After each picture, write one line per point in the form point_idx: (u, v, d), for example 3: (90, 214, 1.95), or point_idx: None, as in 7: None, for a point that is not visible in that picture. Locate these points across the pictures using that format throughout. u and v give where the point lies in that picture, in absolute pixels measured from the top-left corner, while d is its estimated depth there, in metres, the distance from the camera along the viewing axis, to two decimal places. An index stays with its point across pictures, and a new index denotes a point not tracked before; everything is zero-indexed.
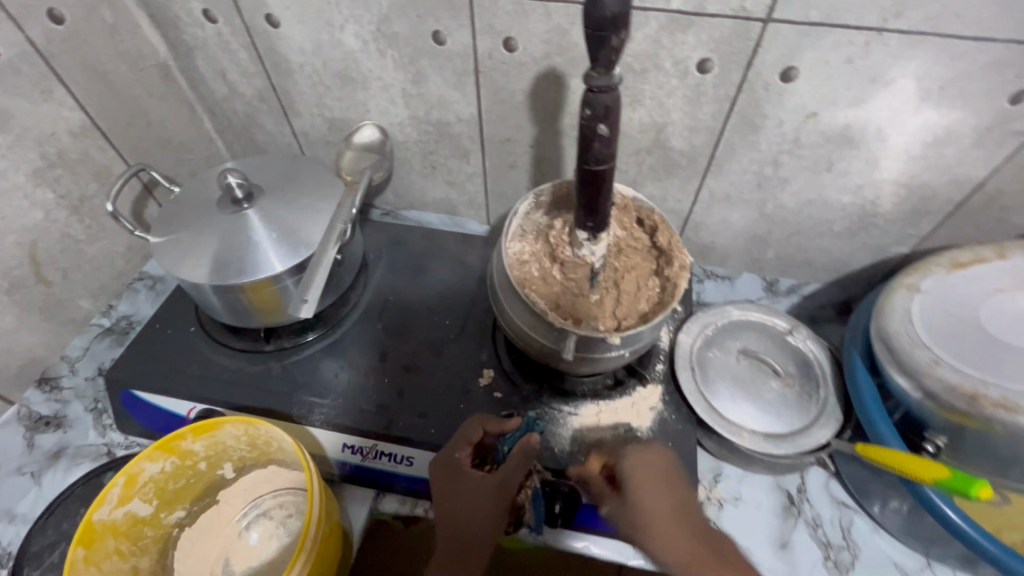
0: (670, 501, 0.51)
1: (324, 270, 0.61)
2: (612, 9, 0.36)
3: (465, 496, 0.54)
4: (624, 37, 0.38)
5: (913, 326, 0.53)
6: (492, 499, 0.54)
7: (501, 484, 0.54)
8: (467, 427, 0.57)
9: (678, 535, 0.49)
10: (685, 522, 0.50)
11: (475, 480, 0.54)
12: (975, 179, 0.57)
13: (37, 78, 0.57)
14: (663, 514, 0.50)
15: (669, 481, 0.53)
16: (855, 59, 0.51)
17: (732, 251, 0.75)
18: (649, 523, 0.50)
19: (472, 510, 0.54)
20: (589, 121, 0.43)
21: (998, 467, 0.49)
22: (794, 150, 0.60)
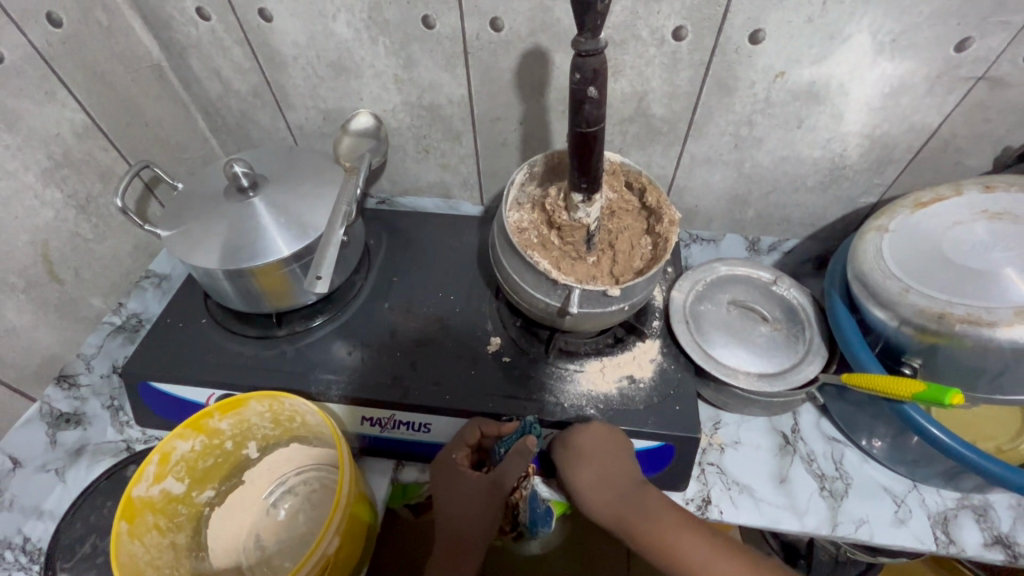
0: (600, 473, 0.55)
1: (334, 248, 0.63)
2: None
3: (458, 495, 0.57)
4: (608, 2, 0.41)
5: (884, 262, 0.58)
6: (481, 499, 0.56)
7: (494, 482, 0.56)
8: (466, 429, 0.60)
9: (611, 508, 0.55)
10: (617, 490, 0.56)
11: (470, 481, 0.57)
12: (931, 126, 0.63)
13: (40, 80, 0.59)
14: (593, 486, 0.56)
15: (600, 454, 0.56)
16: (815, 18, 0.55)
17: (715, 213, 0.79)
18: (584, 492, 0.56)
19: (465, 509, 0.57)
20: (580, 84, 0.46)
21: (967, 381, 0.54)
22: (766, 110, 0.64)
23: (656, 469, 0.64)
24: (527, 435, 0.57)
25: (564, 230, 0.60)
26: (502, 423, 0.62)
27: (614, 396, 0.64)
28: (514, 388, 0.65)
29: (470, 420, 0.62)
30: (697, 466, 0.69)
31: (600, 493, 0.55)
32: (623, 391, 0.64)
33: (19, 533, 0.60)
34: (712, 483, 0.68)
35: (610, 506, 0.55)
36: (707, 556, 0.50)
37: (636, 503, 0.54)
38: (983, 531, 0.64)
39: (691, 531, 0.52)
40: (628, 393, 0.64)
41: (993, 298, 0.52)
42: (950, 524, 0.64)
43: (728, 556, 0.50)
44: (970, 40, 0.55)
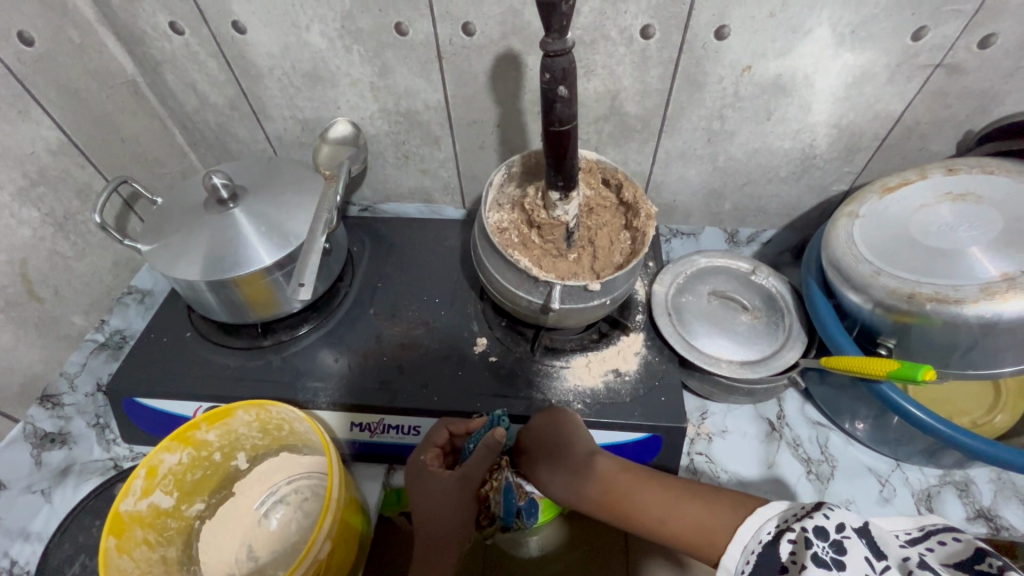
0: (548, 463, 0.56)
1: (315, 256, 0.64)
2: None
3: (429, 493, 0.55)
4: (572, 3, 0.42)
5: (856, 247, 0.60)
6: (454, 492, 0.54)
7: (464, 476, 0.55)
8: (434, 430, 0.60)
9: (571, 494, 0.54)
10: (567, 473, 0.55)
11: (439, 478, 0.55)
12: (895, 113, 0.65)
13: (13, 99, 0.59)
14: (550, 475, 0.56)
15: (543, 443, 0.57)
16: (777, 12, 0.57)
17: (693, 207, 0.81)
18: (546, 484, 0.57)
19: (440, 507, 0.54)
20: (550, 84, 0.47)
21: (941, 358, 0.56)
22: (736, 103, 0.66)
23: (647, 459, 0.64)
24: (494, 427, 0.58)
25: (543, 229, 0.61)
26: (469, 419, 0.62)
27: (601, 390, 0.65)
28: (501, 387, 0.65)
29: (441, 418, 0.62)
30: (686, 456, 0.70)
31: (558, 481, 0.55)
32: (609, 384, 0.65)
33: (6, 556, 0.59)
34: (702, 471, 0.69)
35: (569, 493, 0.55)
36: (661, 507, 0.49)
37: (588, 478, 0.53)
38: (966, 505, 0.65)
39: (645, 487, 0.51)
40: (614, 386, 0.65)
41: (960, 276, 0.53)
42: (933, 500, 0.66)
43: (681, 500, 0.48)
44: (926, 29, 0.57)
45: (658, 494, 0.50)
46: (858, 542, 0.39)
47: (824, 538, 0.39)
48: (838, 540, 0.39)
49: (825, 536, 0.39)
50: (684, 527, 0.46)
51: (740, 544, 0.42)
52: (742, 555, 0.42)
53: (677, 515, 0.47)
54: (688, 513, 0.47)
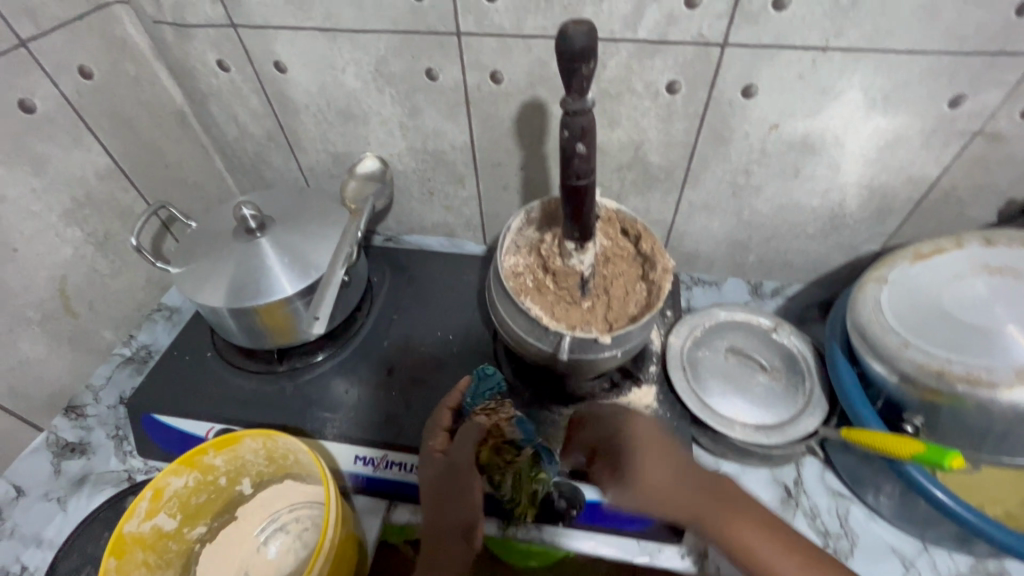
0: (665, 460, 0.53)
1: (332, 290, 0.66)
2: (578, 42, 0.41)
3: (426, 479, 0.58)
4: (592, 66, 0.43)
5: (882, 314, 0.57)
6: (447, 481, 0.57)
7: (450, 462, 0.58)
8: (437, 413, 0.63)
9: (665, 498, 0.51)
10: (686, 478, 0.52)
11: (436, 466, 0.58)
12: (930, 177, 0.62)
13: (69, 127, 0.63)
14: (662, 471, 0.52)
15: (651, 438, 0.54)
16: (806, 74, 0.56)
17: (716, 257, 0.79)
18: (649, 478, 0.51)
19: (437, 496, 0.57)
20: (568, 141, 0.47)
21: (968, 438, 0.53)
22: (762, 159, 0.65)
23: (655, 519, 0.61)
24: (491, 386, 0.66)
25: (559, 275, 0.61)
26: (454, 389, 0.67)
27: None
28: None
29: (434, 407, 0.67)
30: None
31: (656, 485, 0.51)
32: None
33: (17, 561, 0.61)
34: None
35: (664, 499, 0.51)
36: (761, 546, 0.48)
37: (713, 487, 0.51)
38: None
39: (742, 517, 0.49)
40: None
41: (992, 357, 0.51)
42: None
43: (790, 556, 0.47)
44: (964, 96, 0.55)
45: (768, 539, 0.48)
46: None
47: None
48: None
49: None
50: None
51: None
52: None
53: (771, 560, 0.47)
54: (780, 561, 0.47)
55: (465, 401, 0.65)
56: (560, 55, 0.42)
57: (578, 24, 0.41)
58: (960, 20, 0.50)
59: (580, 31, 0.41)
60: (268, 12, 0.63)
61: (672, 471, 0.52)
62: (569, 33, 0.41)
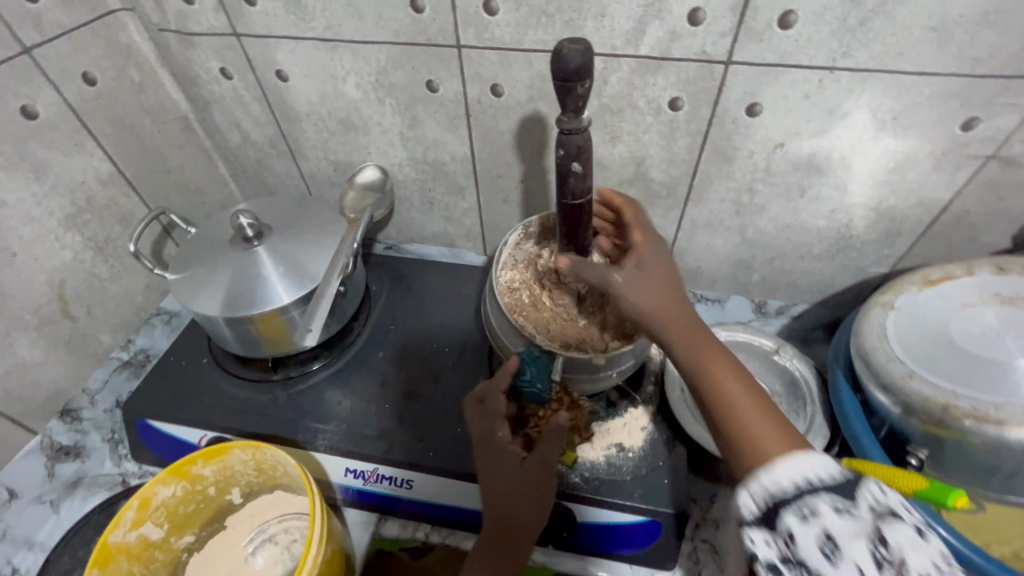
0: (660, 290, 0.49)
1: (326, 302, 0.66)
2: (574, 63, 0.40)
3: (506, 476, 0.56)
4: (588, 85, 0.41)
5: (888, 341, 0.55)
6: (528, 479, 0.56)
7: (539, 462, 0.56)
8: (494, 402, 0.58)
9: (653, 312, 0.48)
10: (680, 310, 0.49)
11: (514, 464, 0.56)
12: (941, 201, 0.60)
13: (71, 133, 0.63)
14: (646, 291, 0.49)
15: (654, 266, 0.50)
16: (812, 94, 0.54)
17: (719, 275, 0.78)
18: (637, 298, 0.49)
19: (515, 493, 0.56)
20: (564, 159, 0.46)
21: (971, 472, 0.51)
22: (767, 178, 0.63)
23: (651, 542, 0.61)
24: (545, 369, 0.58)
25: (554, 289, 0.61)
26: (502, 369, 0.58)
27: (601, 464, 0.62)
28: None
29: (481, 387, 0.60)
30: (687, 542, 0.64)
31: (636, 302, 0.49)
32: (611, 459, 0.63)
33: (8, 563, 0.61)
34: (705, 562, 0.62)
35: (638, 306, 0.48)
36: (738, 400, 0.44)
37: (698, 330, 0.48)
38: None
39: (729, 366, 0.46)
40: (615, 462, 0.62)
41: (1001, 392, 0.49)
42: None
43: (762, 413, 0.43)
44: (977, 120, 0.53)
45: (749, 397, 0.44)
46: (858, 517, 0.36)
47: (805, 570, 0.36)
48: (829, 539, 0.36)
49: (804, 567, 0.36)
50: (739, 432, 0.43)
51: (793, 467, 0.39)
52: (791, 480, 0.38)
53: (750, 426, 0.43)
54: (753, 420, 0.43)
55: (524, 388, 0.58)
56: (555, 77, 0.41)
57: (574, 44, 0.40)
58: (973, 42, 0.48)
59: (575, 51, 0.40)
60: (270, 22, 0.63)
61: (661, 295, 0.49)
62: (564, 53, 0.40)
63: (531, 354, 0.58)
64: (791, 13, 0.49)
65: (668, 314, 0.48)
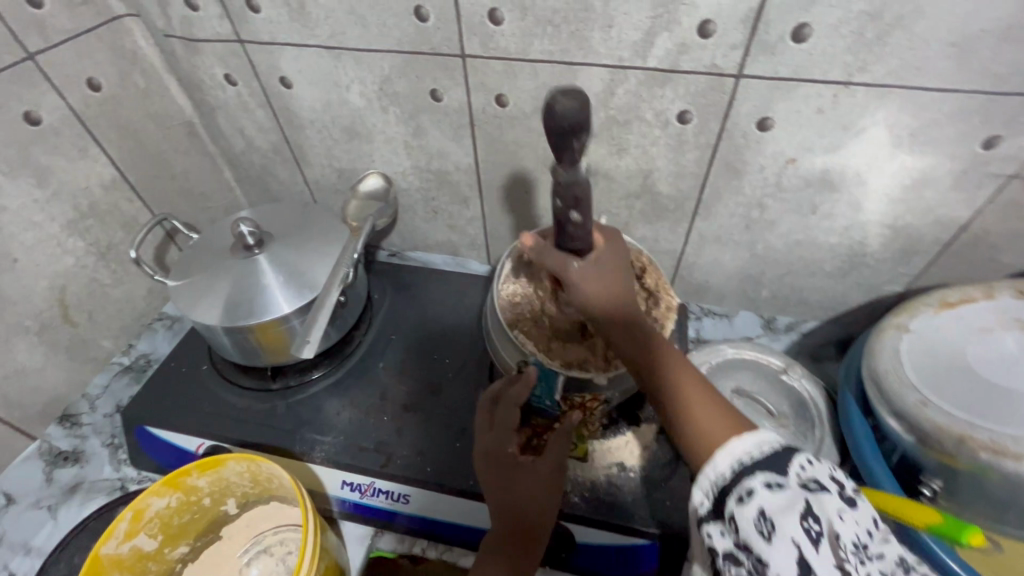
0: (612, 280, 0.48)
1: (326, 312, 0.65)
2: (566, 116, 0.37)
3: (522, 483, 0.55)
4: (585, 142, 0.39)
5: (902, 366, 0.53)
6: (544, 484, 0.55)
7: (555, 467, 0.55)
8: (506, 412, 0.57)
9: (603, 304, 0.47)
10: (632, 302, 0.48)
11: (531, 470, 0.55)
12: (960, 220, 0.58)
13: (75, 138, 0.63)
14: (599, 283, 0.48)
15: (609, 256, 0.50)
16: (826, 109, 0.53)
17: (727, 290, 0.76)
18: (590, 290, 0.48)
19: (530, 499, 0.54)
20: (562, 209, 0.44)
21: (985, 504, 0.50)
22: (778, 194, 0.61)
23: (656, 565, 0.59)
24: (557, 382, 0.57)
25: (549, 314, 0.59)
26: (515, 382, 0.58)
27: (601, 482, 0.61)
28: None
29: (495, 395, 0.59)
30: None
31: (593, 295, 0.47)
32: (613, 478, 0.62)
33: (5, 568, 0.61)
34: None
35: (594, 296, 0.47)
36: (686, 390, 0.44)
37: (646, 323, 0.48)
38: None
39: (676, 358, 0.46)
40: (617, 482, 0.61)
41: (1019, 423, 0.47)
42: None
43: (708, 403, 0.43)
44: (999, 138, 0.51)
45: (696, 387, 0.44)
46: (791, 492, 0.36)
47: (748, 552, 0.36)
48: (766, 519, 0.36)
49: (747, 551, 0.36)
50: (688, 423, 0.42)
51: (730, 455, 0.39)
52: (730, 464, 0.38)
53: (698, 416, 0.42)
54: (699, 409, 0.42)
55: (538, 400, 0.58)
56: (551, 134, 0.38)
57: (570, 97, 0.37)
58: (997, 58, 0.46)
59: (569, 105, 0.37)
60: (274, 29, 0.62)
61: (615, 287, 0.48)
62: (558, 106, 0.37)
63: (544, 370, 0.56)
64: (805, 26, 0.48)
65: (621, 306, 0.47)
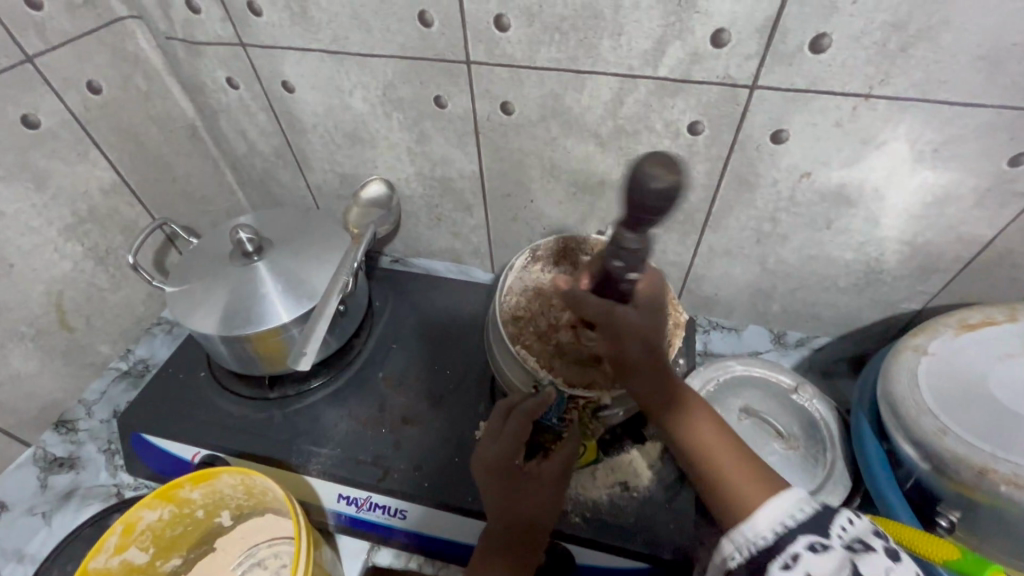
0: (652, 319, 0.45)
1: (325, 321, 0.63)
2: (663, 192, 0.30)
3: (532, 492, 0.52)
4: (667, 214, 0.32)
5: (920, 391, 0.51)
6: (553, 492, 0.53)
7: (563, 473, 0.54)
8: (517, 428, 0.52)
9: (643, 345, 0.45)
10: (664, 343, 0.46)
11: (540, 474, 0.53)
12: (982, 239, 0.56)
13: (74, 142, 0.62)
14: (642, 324, 0.44)
15: (651, 294, 0.46)
16: (844, 122, 0.51)
17: (737, 304, 0.74)
18: (633, 329, 0.44)
19: (541, 505, 0.52)
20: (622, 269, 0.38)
21: (1004, 537, 0.48)
22: (791, 208, 0.59)
23: None
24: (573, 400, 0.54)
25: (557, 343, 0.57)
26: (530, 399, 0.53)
27: (603, 502, 0.59)
28: None
29: (501, 409, 0.55)
30: None
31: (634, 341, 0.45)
32: (615, 498, 0.60)
33: None
34: None
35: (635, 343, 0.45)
36: (710, 439, 0.45)
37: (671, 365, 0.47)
38: None
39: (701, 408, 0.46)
40: (619, 502, 0.59)
41: None
42: None
43: (729, 451, 0.44)
44: None
45: (716, 434, 0.45)
46: (836, 555, 0.36)
47: None
48: None
49: None
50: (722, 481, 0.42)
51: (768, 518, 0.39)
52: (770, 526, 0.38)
53: (722, 468, 0.43)
54: (726, 458, 0.43)
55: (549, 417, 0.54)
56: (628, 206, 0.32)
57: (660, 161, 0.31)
58: None
59: (666, 177, 0.30)
60: (276, 33, 0.61)
61: (658, 333, 0.45)
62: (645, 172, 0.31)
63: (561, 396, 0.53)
64: (824, 36, 0.46)
65: (659, 356, 0.46)
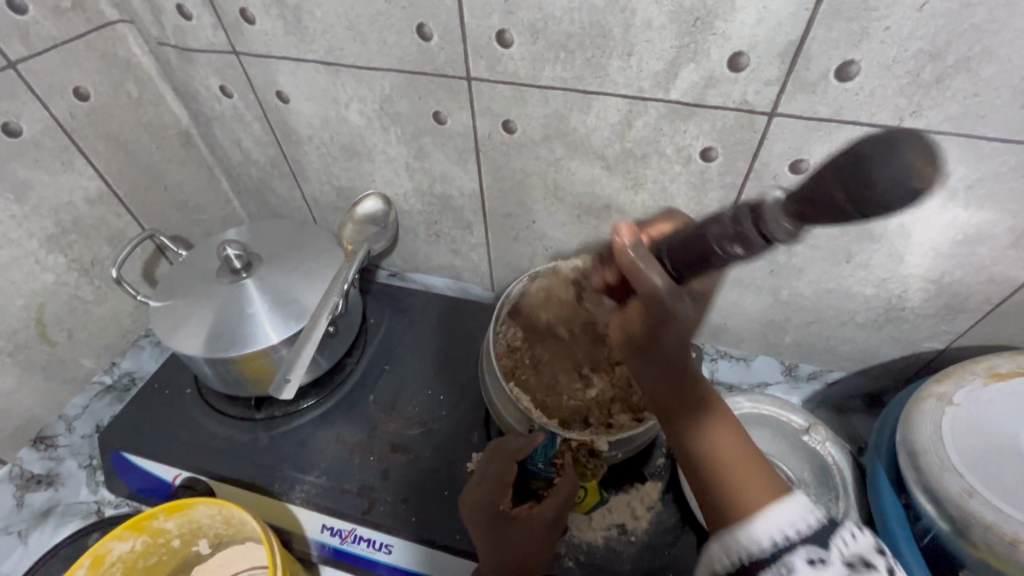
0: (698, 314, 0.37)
1: (312, 345, 0.61)
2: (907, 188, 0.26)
3: (517, 540, 0.48)
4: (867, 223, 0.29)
5: (945, 447, 0.47)
6: (541, 542, 0.49)
7: (554, 521, 0.49)
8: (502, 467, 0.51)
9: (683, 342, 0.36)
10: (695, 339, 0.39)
11: (526, 523, 0.49)
12: (1015, 281, 0.52)
13: (58, 151, 0.60)
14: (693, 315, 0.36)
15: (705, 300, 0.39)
16: None
17: (747, 334, 0.70)
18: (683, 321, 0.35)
19: (526, 558, 0.48)
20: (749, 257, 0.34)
21: None
22: (808, 241, 0.56)
23: None
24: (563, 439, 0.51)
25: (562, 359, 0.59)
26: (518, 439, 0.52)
27: (599, 546, 0.56)
28: None
29: (491, 452, 0.54)
30: None
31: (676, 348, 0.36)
32: (612, 542, 0.56)
33: None
34: None
35: (675, 352, 0.36)
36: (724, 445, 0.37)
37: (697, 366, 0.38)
38: None
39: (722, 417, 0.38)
40: (616, 546, 0.56)
41: None
42: None
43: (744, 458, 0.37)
44: None
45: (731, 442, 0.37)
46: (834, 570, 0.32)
47: None
48: None
49: None
50: (736, 493, 0.35)
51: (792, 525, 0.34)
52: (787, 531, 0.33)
53: (734, 474, 0.36)
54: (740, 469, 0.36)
55: (537, 460, 0.52)
56: (877, 175, 0.26)
57: (921, 154, 0.26)
58: None
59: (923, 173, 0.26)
60: (270, 42, 0.58)
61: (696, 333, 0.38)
62: (900, 151, 0.26)
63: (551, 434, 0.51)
64: (852, 63, 0.42)
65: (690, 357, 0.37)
